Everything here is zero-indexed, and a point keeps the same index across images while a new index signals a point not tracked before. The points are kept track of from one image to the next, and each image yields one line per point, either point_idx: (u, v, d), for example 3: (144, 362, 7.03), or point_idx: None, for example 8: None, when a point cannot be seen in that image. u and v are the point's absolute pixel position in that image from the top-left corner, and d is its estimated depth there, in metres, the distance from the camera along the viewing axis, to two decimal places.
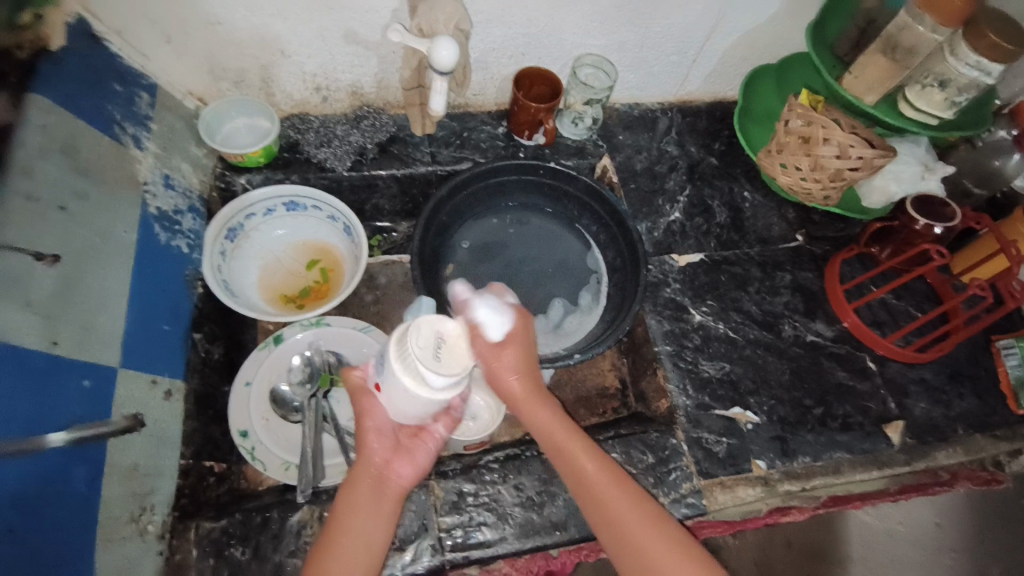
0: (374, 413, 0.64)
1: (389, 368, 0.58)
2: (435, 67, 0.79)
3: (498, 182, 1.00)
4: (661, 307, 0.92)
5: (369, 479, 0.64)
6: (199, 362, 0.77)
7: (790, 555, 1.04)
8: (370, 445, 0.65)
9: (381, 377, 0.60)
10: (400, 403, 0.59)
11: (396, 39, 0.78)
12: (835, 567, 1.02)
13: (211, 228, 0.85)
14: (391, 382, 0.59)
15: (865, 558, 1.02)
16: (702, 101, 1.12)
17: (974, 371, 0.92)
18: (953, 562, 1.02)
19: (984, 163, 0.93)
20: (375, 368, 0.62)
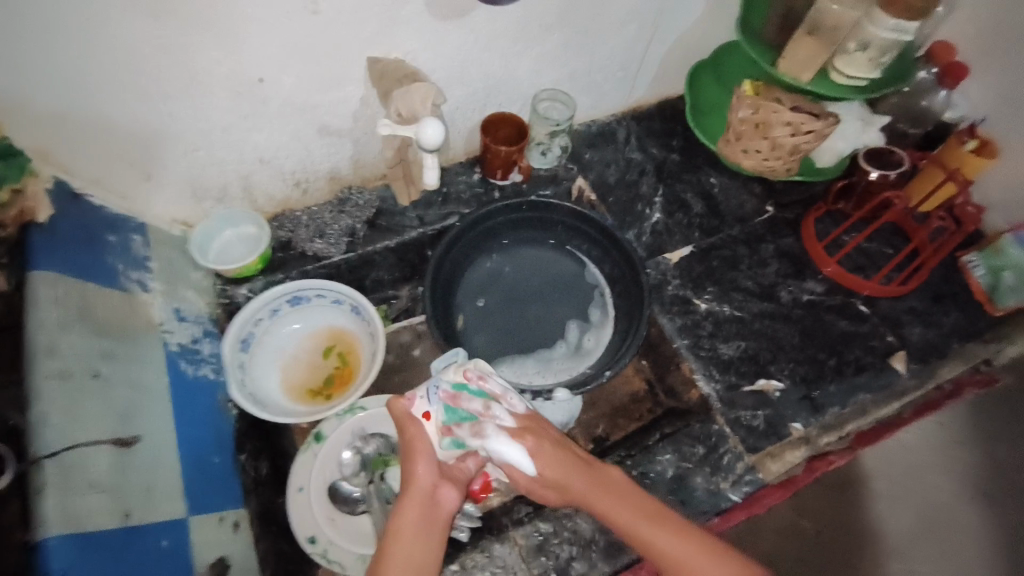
0: (423, 437, 0.66)
1: (445, 397, 0.66)
2: (422, 146, 0.82)
3: (487, 227, 1.04)
4: (669, 305, 0.98)
5: (419, 503, 0.63)
6: (252, 481, 0.78)
7: (820, 490, 1.02)
8: (420, 468, 0.65)
9: (434, 405, 0.66)
10: (445, 434, 0.66)
11: (386, 132, 0.81)
12: (862, 488, 1.01)
13: (225, 345, 0.85)
14: (449, 412, 0.66)
15: (885, 471, 1.02)
16: (649, 104, 1.19)
17: (950, 289, 1.01)
18: (964, 454, 1.03)
19: (914, 104, 1.04)
20: (426, 397, 0.67)
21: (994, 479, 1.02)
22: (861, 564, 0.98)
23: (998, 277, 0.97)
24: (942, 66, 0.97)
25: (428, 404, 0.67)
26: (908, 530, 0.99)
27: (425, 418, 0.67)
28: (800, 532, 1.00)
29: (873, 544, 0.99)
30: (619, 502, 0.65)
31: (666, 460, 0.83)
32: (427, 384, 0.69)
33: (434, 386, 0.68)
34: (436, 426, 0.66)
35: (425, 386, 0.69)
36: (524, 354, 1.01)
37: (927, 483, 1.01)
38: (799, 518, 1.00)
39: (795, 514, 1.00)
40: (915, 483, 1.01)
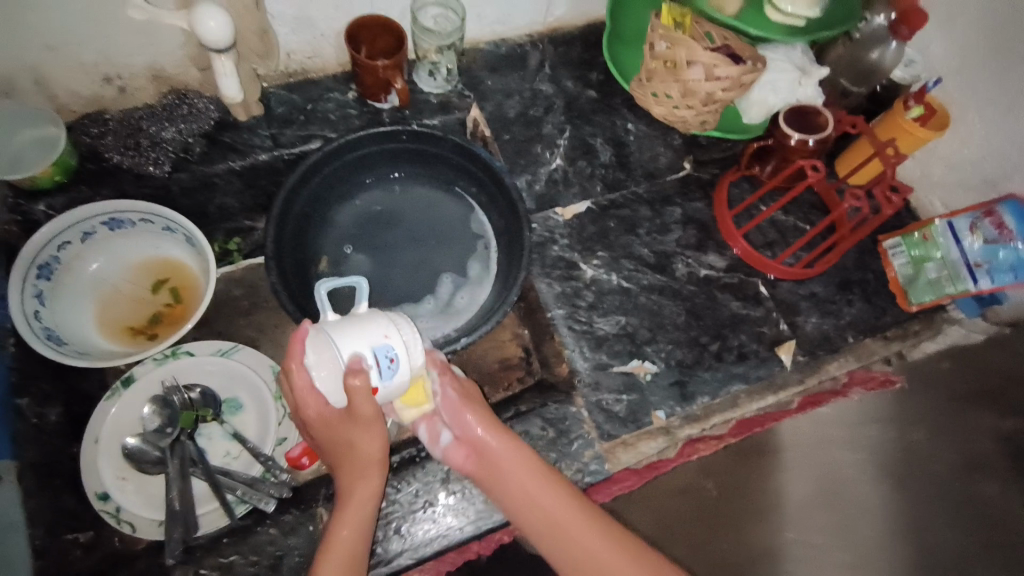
0: (383, 422, 0.62)
1: (404, 371, 0.61)
2: (208, 46, 0.68)
3: (357, 156, 0.89)
4: (549, 267, 0.87)
5: (374, 486, 0.64)
6: (32, 429, 0.69)
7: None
8: (373, 451, 0.63)
9: (387, 382, 0.60)
10: (396, 399, 0.64)
11: (142, 16, 0.68)
12: None
13: (11, 270, 0.73)
14: (403, 385, 0.62)
15: (801, 437, 0.86)
16: (573, 26, 1.01)
17: (863, 276, 0.92)
18: None
19: (861, 58, 0.87)
20: (379, 372, 0.59)
21: None
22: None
23: (918, 270, 0.88)
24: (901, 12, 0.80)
25: (381, 383, 0.60)
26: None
27: (371, 393, 0.60)
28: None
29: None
30: (553, 492, 0.65)
31: None
32: (375, 350, 0.60)
33: (389, 360, 0.60)
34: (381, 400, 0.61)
35: (370, 349, 0.60)
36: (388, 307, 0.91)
37: None
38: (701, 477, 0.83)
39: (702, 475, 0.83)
40: None
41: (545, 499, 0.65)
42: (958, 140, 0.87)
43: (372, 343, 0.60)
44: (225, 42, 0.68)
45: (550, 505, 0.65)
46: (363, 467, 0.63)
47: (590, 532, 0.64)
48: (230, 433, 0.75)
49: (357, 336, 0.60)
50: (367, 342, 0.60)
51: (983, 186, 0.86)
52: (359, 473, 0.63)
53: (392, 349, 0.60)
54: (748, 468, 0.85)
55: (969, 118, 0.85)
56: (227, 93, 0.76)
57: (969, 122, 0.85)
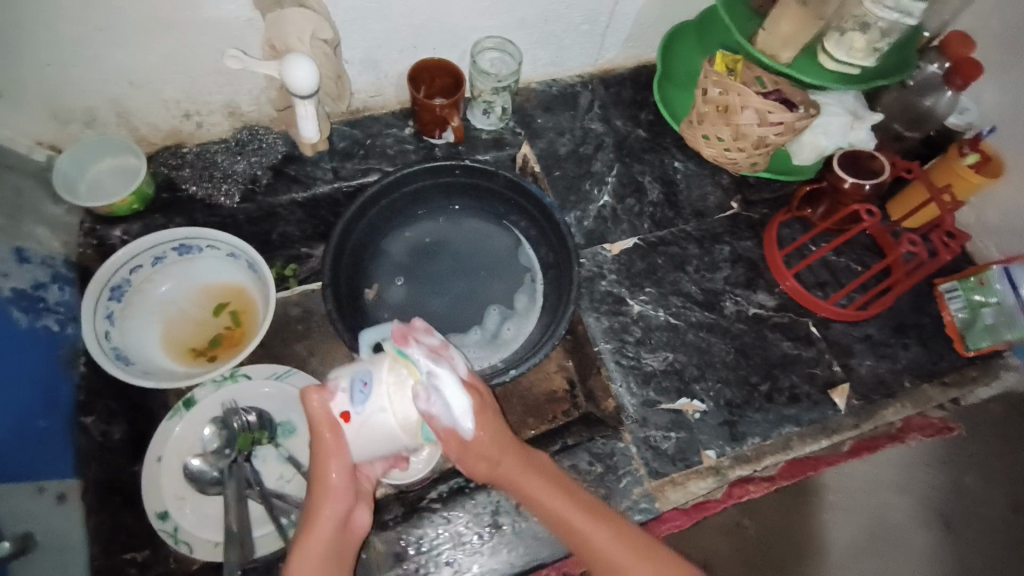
0: (344, 450, 0.58)
1: (379, 398, 0.57)
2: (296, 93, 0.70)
3: (413, 189, 0.93)
4: (598, 302, 0.88)
5: (332, 525, 0.58)
6: (96, 447, 0.70)
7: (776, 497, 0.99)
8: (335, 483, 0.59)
9: (359, 407, 0.56)
10: (375, 436, 0.58)
11: (237, 64, 0.68)
12: (812, 498, 0.98)
13: (89, 292, 0.76)
14: (378, 413, 0.57)
15: (843, 484, 0.98)
16: (623, 68, 1.05)
17: (917, 319, 0.90)
18: (929, 477, 0.97)
19: (915, 104, 0.88)
20: (350, 396, 0.57)
21: (957, 509, 0.96)
22: (795, 573, 0.95)
23: (975, 314, 0.87)
24: (954, 60, 0.82)
25: (350, 406, 0.57)
26: (853, 543, 0.96)
27: (341, 418, 0.57)
28: (738, 528, 0.98)
29: (814, 558, 0.96)
30: (572, 505, 0.63)
31: (559, 476, 0.76)
32: (353, 375, 0.58)
33: (362, 385, 0.57)
34: (356, 429, 0.57)
35: (349, 374, 0.58)
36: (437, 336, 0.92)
37: (882, 500, 0.96)
38: (741, 518, 0.98)
39: (739, 514, 0.98)
40: (872, 498, 0.97)
41: (566, 509, 0.63)
42: (1015, 186, 0.87)
43: (351, 369, 0.58)
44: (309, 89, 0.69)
45: (572, 516, 0.63)
46: (323, 501, 0.59)
47: (616, 546, 0.61)
48: (286, 456, 0.77)
49: (346, 362, 0.59)
50: (351, 368, 0.59)
51: None
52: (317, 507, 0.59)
53: (368, 375, 0.58)
54: (791, 509, 0.98)
55: None
56: (302, 134, 0.78)
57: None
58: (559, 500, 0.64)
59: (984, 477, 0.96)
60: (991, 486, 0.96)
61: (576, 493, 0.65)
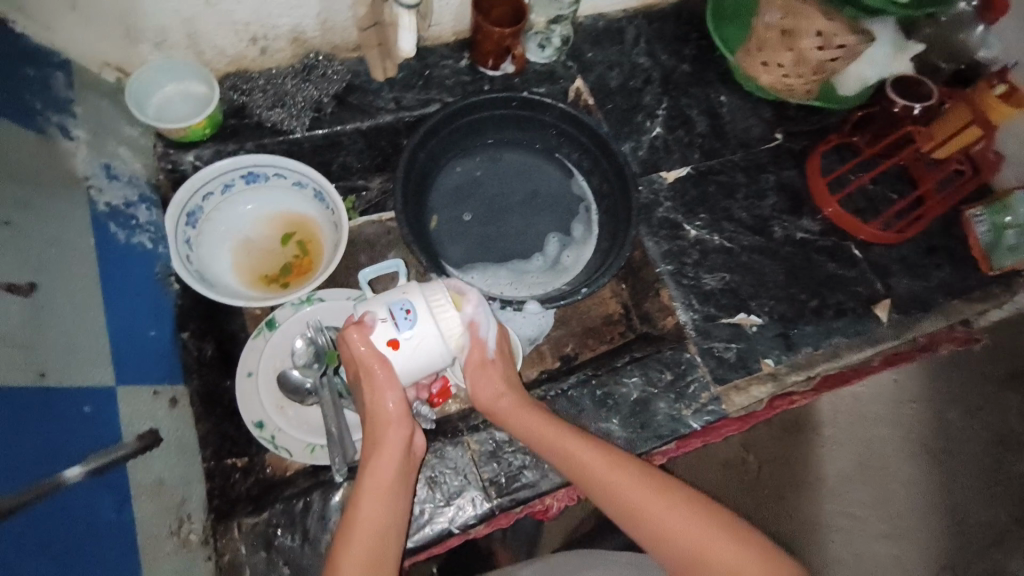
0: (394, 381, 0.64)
1: (422, 323, 0.63)
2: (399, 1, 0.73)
3: (470, 120, 0.94)
4: (656, 228, 0.92)
5: (397, 450, 0.63)
6: (194, 362, 0.73)
7: (771, 431, 1.13)
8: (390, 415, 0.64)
9: (405, 332, 0.62)
10: (425, 355, 0.64)
11: None
12: (811, 434, 1.11)
13: (170, 215, 0.77)
14: (423, 335, 0.63)
15: (835, 418, 1.11)
16: (666, 3, 1.07)
17: (946, 242, 0.97)
18: (914, 411, 1.11)
19: (952, 37, 0.95)
20: (394, 323, 0.62)
21: (937, 438, 1.10)
22: (795, 500, 1.09)
23: (1000, 235, 0.95)
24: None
25: (396, 332, 0.62)
26: (843, 472, 1.09)
27: (390, 346, 0.63)
28: (742, 463, 1.12)
29: (813, 482, 1.09)
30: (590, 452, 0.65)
31: (632, 383, 0.81)
32: (389, 305, 0.63)
33: (404, 312, 0.63)
34: (403, 353, 0.63)
35: (384, 305, 0.63)
36: (498, 265, 0.95)
37: (871, 433, 1.10)
38: (744, 452, 1.12)
39: (743, 449, 1.12)
40: (862, 431, 1.10)
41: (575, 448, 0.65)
42: None
43: (385, 300, 0.63)
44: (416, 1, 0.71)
45: (579, 453, 0.65)
46: (384, 429, 0.63)
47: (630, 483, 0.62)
48: None
49: (376, 295, 0.64)
50: (384, 300, 0.64)
51: None
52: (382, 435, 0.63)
53: (407, 302, 0.63)
54: (791, 442, 1.11)
55: None
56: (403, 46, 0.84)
57: None
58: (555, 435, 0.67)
59: (961, 411, 1.10)
60: (969, 417, 1.10)
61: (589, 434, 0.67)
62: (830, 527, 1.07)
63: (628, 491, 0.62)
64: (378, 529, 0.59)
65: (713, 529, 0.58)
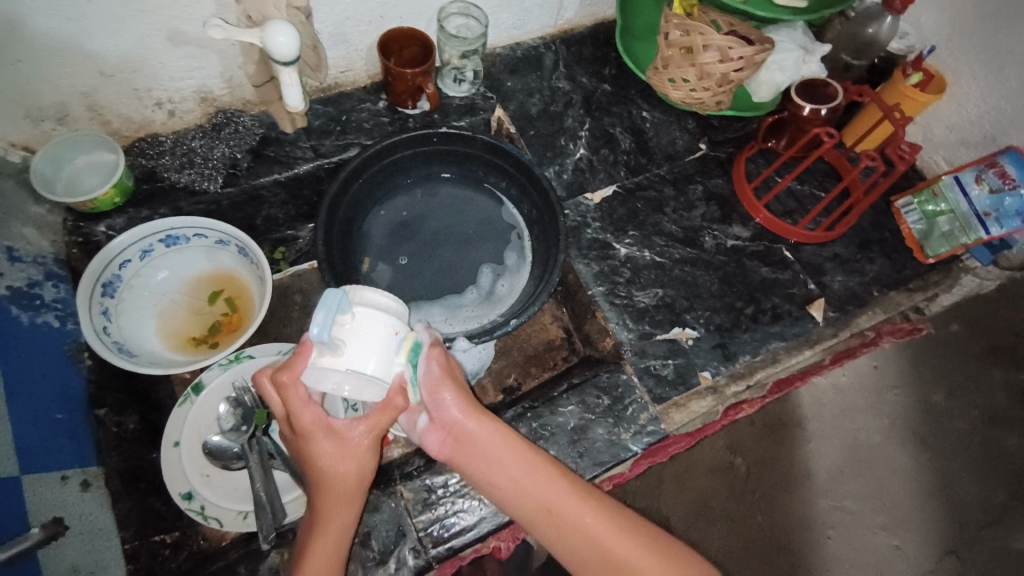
0: (370, 450, 0.60)
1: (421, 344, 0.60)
2: (275, 59, 0.71)
3: (393, 160, 0.94)
4: (585, 249, 0.91)
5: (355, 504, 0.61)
6: (113, 438, 0.71)
7: (754, 430, 1.11)
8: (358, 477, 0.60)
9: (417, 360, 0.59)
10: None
11: (220, 35, 0.68)
12: (796, 429, 1.10)
13: (82, 290, 0.76)
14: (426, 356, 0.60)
15: (818, 412, 1.10)
16: (582, 26, 1.08)
17: (879, 235, 0.97)
18: (898, 397, 1.09)
19: (859, 33, 0.93)
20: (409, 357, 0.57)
21: (925, 420, 1.09)
22: (787, 500, 1.07)
23: (932, 223, 0.94)
24: None
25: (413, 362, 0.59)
26: (836, 465, 1.08)
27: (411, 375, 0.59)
28: (730, 468, 1.10)
29: (802, 479, 1.08)
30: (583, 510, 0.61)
31: (569, 411, 0.80)
32: (403, 352, 0.56)
33: (409, 341, 0.57)
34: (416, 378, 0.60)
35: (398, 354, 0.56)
36: (433, 300, 0.94)
37: (858, 424, 1.08)
38: (731, 456, 1.10)
39: (729, 451, 1.11)
40: (848, 422, 1.08)
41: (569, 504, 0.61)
42: (957, 101, 0.94)
43: (396, 349, 0.56)
44: (292, 57, 0.71)
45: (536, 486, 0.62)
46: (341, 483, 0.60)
47: (623, 543, 0.60)
48: None
49: (382, 350, 0.55)
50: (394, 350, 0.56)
51: (983, 142, 0.93)
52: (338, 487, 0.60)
53: (407, 334, 0.57)
54: (775, 441, 1.10)
55: (967, 80, 0.91)
56: (289, 104, 0.79)
57: (964, 85, 0.92)
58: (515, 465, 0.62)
59: (947, 391, 1.10)
60: (956, 397, 1.10)
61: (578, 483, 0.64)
62: (824, 523, 1.06)
63: (610, 547, 0.60)
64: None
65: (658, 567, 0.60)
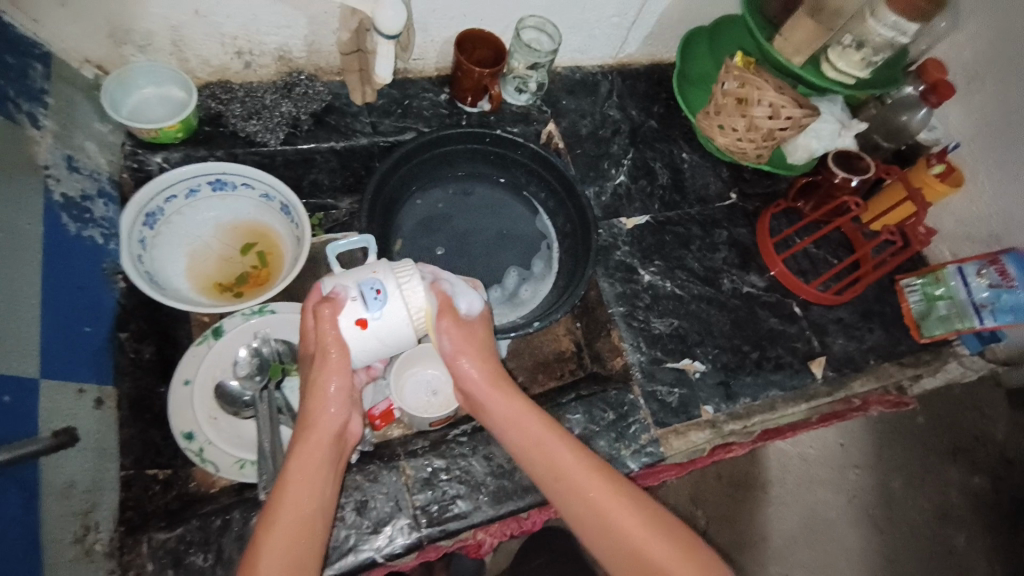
0: (346, 380, 0.65)
1: (392, 301, 0.64)
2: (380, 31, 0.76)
3: (444, 152, 0.98)
4: (612, 270, 0.95)
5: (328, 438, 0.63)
6: (129, 363, 0.72)
7: (719, 486, 1.18)
8: (334, 413, 0.64)
9: (376, 312, 0.64)
10: (392, 337, 0.66)
11: None
12: (758, 492, 1.16)
13: (126, 215, 0.77)
14: (393, 315, 0.65)
15: (783, 480, 1.16)
16: (640, 63, 1.14)
17: (880, 309, 1.03)
18: (857, 477, 1.16)
19: (892, 118, 1.01)
20: (364, 303, 0.64)
21: (880, 505, 1.14)
22: (740, 560, 1.12)
23: (931, 305, 1.00)
24: (930, 83, 0.94)
25: (366, 311, 0.63)
26: (789, 532, 1.14)
27: (358, 325, 0.64)
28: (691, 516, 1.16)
29: (758, 540, 1.13)
30: (572, 459, 0.65)
31: (574, 419, 0.83)
32: (361, 285, 0.64)
33: (374, 292, 0.64)
34: (372, 333, 0.64)
35: (357, 285, 0.65)
36: None
37: (816, 496, 1.15)
38: (694, 507, 1.17)
39: (692, 502, 1.18)
40: (808, 494, 1.15)
41: (562, 455, 0.66)
42: (970, 198, 1.01)
43: (358, 280, 0.65)
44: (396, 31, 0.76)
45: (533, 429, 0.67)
46: (316, 416, 0.64)
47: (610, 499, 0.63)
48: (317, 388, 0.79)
49: (349, 275, 0.66)
50: (356, 280, 0.65)
51: (989, 239, 1.00)
52: (315, 420, 0.64)
53: (377, 283, 0.65)
54: (739, 504, 1.16)
55: (983, 180, 0.99)
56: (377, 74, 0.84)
57: (980, 183, 0.99)
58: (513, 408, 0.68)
59: (903, 480, 1.16)
60: (911, 487, 1.15)
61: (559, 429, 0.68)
62: None
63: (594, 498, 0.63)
64: (309, 512, 0.59)
65: (640, 523, 0.62)
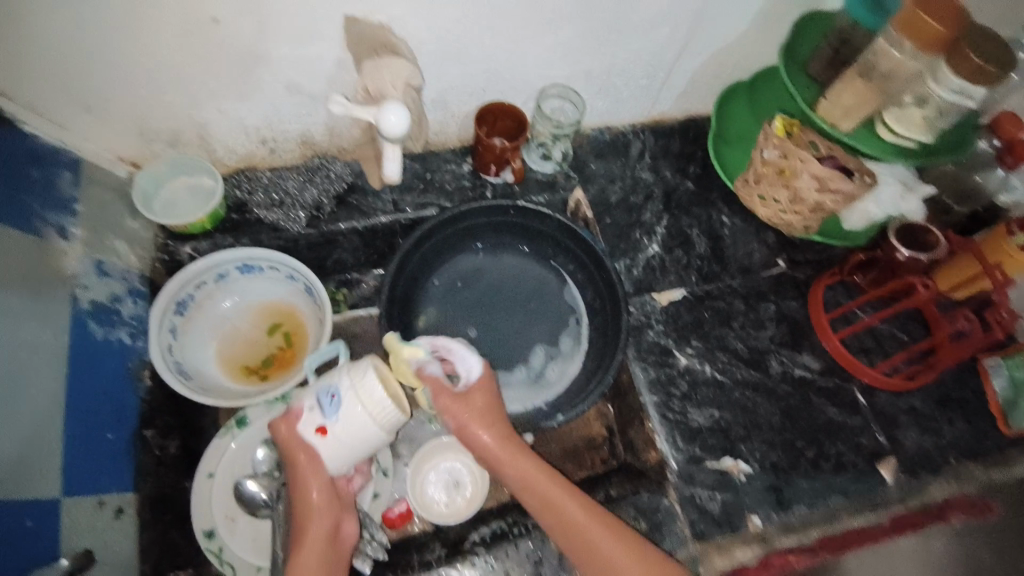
0: (328, 479, 0.63)
1: (346, 404, 0.62)
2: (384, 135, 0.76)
3: (468, 226, 0.94)
4: (645, 352, 0.88)
5: (321, 540, 0.61)
6: (153, 463, 0.73)
7: None
8: (321, 511, 0.62)
9: (331, 418, 0.62)
10: (360, 438, 0.63)
11: (340, 110, 0.75)
12: None
13: (156, 305, 0.78)
14: (350, 419, 0.62)
15: None
16: (674, 119, 1.07)
17: (960, 394, 0.91)
18: None
19: (965, 178, 0.91)
20: (320, 411, 0.62)
21: None
22: None
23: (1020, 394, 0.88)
24: (1006, 142, 0.85)
25: (323, 419, 0.62)
26: None
27: (319, 432, 0.62)
28: None
29: None
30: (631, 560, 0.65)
31: None
32: (318, 392, 0.63)
33: (329, 397, 0.62)
34: (335, 439, 0.62)
35: (314, 394, 0.63)
36: None
37: None
38: None
39: None
40: None
41: (571, 509, 0.67)
42: None
43: (315, 388, 0.64)
44: (400, 133, 0.75)
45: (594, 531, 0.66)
46: (308, 518, 0.62)
47: None
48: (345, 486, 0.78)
49: (311, 383, 0.65)
50: (315, 387, 0.64)
51: None
52: (307, 524, 0.62)
53: (331, 386, 0.62)
54: None
55: None
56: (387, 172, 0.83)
57: None
58: (573, 506, 0.68)
59: None
60: None
61: (616, 525, 0.67)
62: None
63: None
64: None
65: None
